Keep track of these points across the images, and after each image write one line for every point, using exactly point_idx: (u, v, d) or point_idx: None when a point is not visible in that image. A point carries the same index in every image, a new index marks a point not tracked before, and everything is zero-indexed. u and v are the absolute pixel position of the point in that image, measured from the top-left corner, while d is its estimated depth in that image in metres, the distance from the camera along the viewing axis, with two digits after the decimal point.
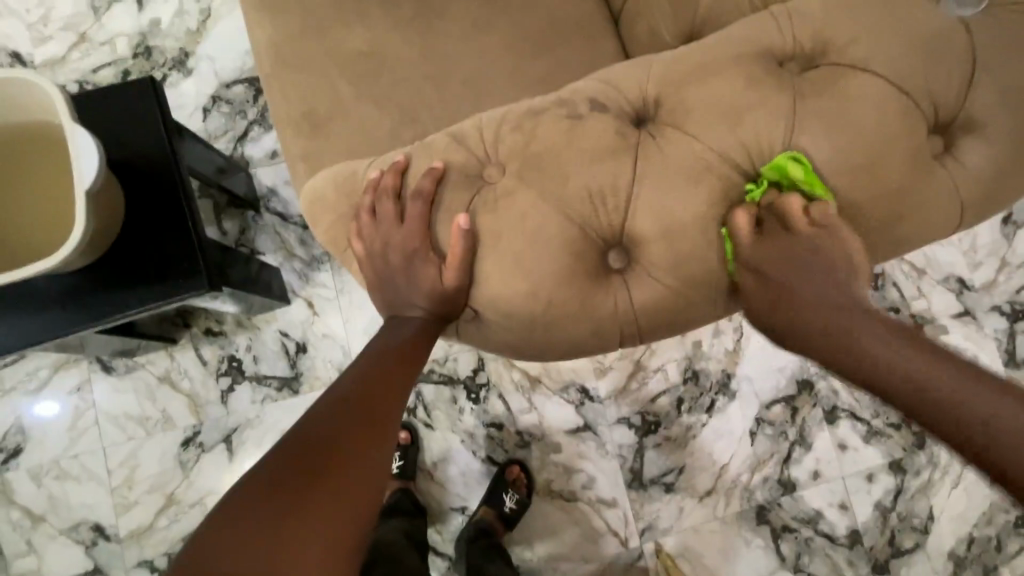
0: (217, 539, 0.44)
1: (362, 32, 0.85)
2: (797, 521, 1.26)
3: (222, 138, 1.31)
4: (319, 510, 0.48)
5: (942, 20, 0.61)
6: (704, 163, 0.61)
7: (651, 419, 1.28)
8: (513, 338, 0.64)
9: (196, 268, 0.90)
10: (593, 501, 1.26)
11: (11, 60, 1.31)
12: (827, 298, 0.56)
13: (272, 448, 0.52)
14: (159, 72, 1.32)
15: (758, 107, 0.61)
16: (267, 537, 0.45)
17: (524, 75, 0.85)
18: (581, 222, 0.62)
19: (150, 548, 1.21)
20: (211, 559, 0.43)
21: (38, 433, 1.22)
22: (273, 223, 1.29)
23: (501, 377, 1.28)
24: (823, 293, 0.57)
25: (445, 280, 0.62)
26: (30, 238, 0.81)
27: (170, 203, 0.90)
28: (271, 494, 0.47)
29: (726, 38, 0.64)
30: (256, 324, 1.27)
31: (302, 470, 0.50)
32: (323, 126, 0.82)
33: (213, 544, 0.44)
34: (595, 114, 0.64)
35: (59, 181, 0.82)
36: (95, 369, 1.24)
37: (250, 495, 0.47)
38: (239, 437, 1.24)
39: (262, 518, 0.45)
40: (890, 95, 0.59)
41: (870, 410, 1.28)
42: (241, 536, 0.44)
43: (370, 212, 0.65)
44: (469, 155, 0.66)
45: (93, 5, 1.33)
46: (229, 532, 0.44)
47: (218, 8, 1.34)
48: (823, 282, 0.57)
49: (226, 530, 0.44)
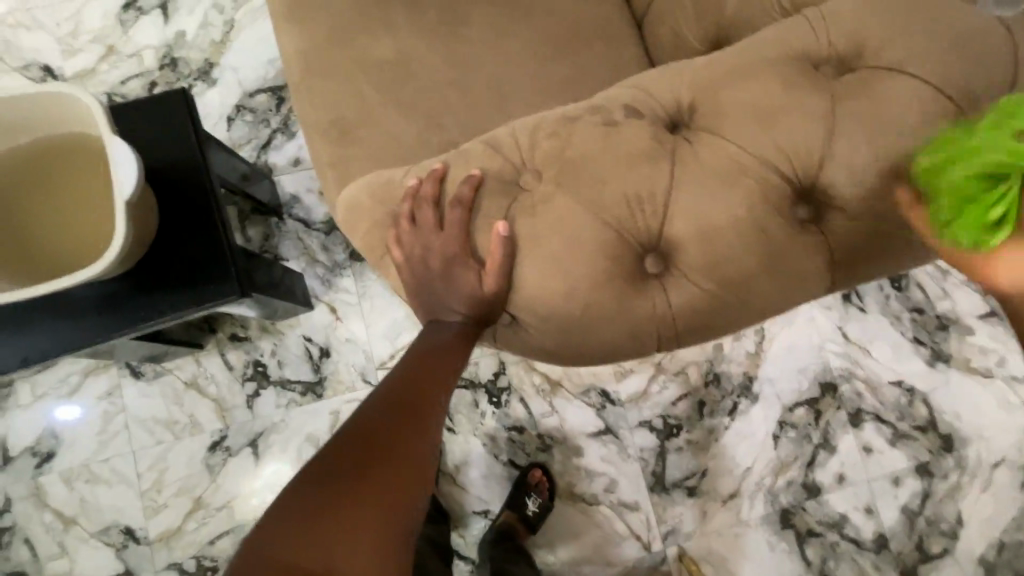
0: (276, 528, 0.46)
1: (390, 42, 0.86)
2: (822, 526, 1.25)
3: (247, 147, 1.33)
4: (370, 503, 0.49)
5: (979, 21, 0.61)
6: (741, 166, 0.61)
7: (673, 422, 1.28)
8: (549, 342, 0.65)
9: (228, 274, 0.91)
10: (615, 505, 1.26)
11: (43, 73, 1.34)
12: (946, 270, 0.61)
13: (324, 442, 0.54)
14: (185, 83, 1.35)
15: (793, 110, 0.61)
16: (322, 527, 0.46)
17: (550, 81, 0.86)
18: (617, 227, 0.62)
19: (178, 550, 1.22)
20: (269, 552, 0.45)
21: (71, 438, 1.25)
22: (297, 230, 1.31)
23: (523, 380, 1.28)
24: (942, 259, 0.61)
25: (483, 285, 0.63)
26: (70, 247, 0.83)
27: (202, 211, 0.92)
28: (324, 484, 0.49)
29: (759, 43, 0.65)
30: (281, 329, 1.29)
31: (352, 463, 0.51)
32: (353, 134, 0.84)
33: (272, 533, 0.46)
34: (629, 119, 0.64)
35: (98, 191, 0.84)
36: (125, 375, 1.26)
37: (305, 486, 0.49)
38: (264, 441, 1.26)
39: (317, 508, 0.47)
40: (929, 95, 0.59)
41: (895, 412, 1.26)
42: (298, 526, 0.46)
43: (407, 219, 0.66)
44: (504, 161, 0.66)
45: (121, 19, 1.36)
46: (286, 521, 0.47)
47: (242, 19, 1.37)
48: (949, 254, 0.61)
49: (284, 519, 0.47)
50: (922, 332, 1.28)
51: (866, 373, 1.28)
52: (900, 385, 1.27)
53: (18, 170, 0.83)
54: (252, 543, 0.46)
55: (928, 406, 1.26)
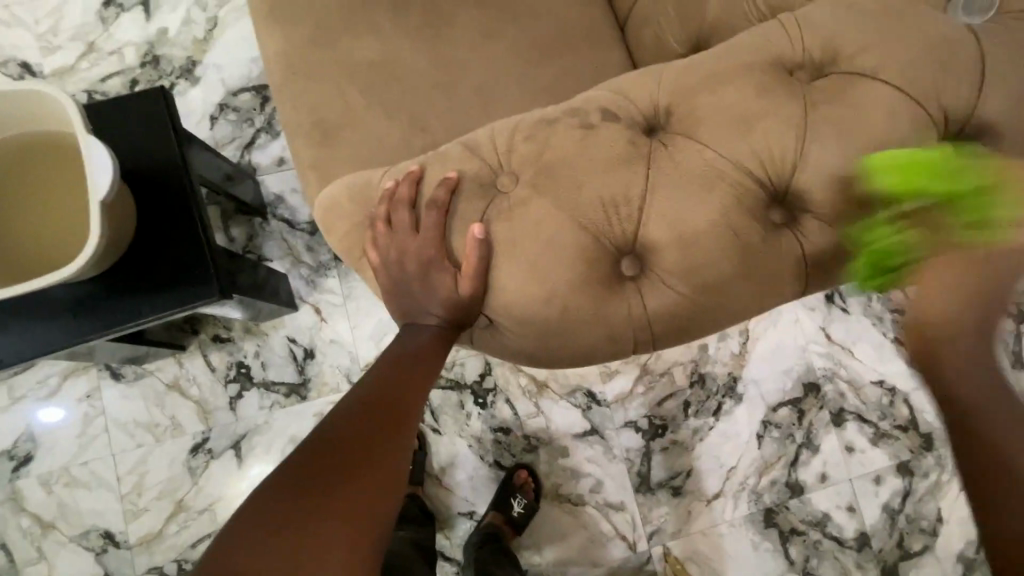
0: (244, 534, 0.46)
1: (371, 43, 0.86)
2: (805, 524, 1.26)
3: (230, 146, 1.32)
4: (343, 506, 0.49)
5: (951, 28, 0.62)
6: (717, 170, 0.61)
7: (658, 422, 1.28)
8: (527, 345, 0.65)
9: (207, 276, 0.90)
10: (601, 505, 1.26)
11: (21, 70, 1.32)
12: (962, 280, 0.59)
13: (299, 445, 0.54)
14: (167, 81, 1.33)
15: (769, 114, 0.61)
16: (293, 533, 0.46)
17: (532, 83, 0.86)
18: (594, 230, 0.62)
19: (159, 554, 1.21)
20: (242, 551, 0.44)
21: (49, 441, 1.23)
22: (280, 230, 1.30)
23: (508, 381, 1.28)
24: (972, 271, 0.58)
25: (460, 288, 0.63)
26: (44, 247, 0.81)
27: (181, 212, 0.91)
28: (297, 487, 0.49)
29: (736, 48, 0.65)
30: (265, 330, 1.28)
31: (326, 467, 0.51)
32: (334, 135, 0.83)
33: (240, 540, 0.45)
34: (607, 123, 0.65)
35: (74, 191, 0.82)
36: (105, 377, 1.25)
37: (277, 490, 0.49)
38: (248, 443, 1.24)
39: (289, 510, 0.47)
40: (900, 101, 0.60)
41: (876, 412, 1.28)
42: (267, 532, 0.46)
43: (385, 221, 0.66)
44: (482, 164, 0.66)
45: (102, 15, 1.34)
46: (256, 527, 0.46)
47: (225, 17, 1.35)
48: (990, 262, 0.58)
49: (254, 523, 0.46)
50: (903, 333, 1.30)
51: (848, 373, 1.29)
52: (881, 385, 1.28)
53: None
54: (219, 550, 0.45)
55: (908, 405, 1.28)
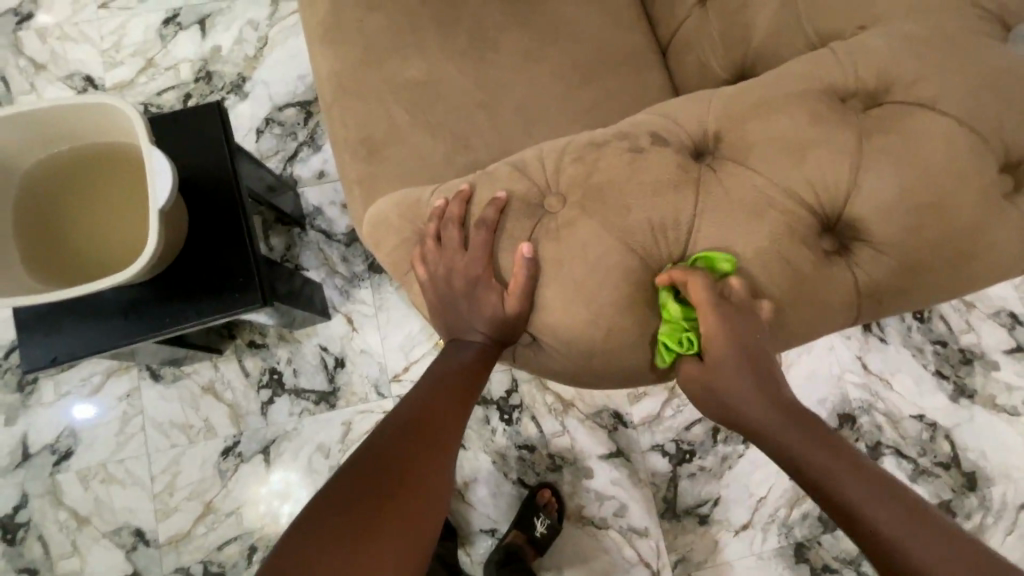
0: (287, 561, 0.46)
1: (419, 63, 0.88)
2: (837, 561, 1.21)
3: (274, 158, 1.37)
4: (389, 525, 0.50)
5: (1007, 62, 0.61)
6: (766, 198, 0.62)
7: (685, 447, 1.26)
8: (569, 364, 0.66)
9: (252, 284, 0.93)
10: (624, 530, 1.23)
11: (85, 83, 1.39)
12: (769, 405, 0.58)
13: (346, 462, 0.55)
14: (218, 95, 1.39)
15: (821, 143, 0.61)
16: (342, 554, 0.47)
17: (575, 105, 0.87)
18: (640, 252, 0.63)
19: (186, 555, 1.23)
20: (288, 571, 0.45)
21: (87, 437, 1.27)
22: (318, 241, 1.33)
23: (535, 398, 1.28)
24: (763, 400, 0.58)
25: (506, 305, 0.64)
26: (103, 252, 0.85)
27: (231, 221, 0.95)
28: (345, 507, 0.50)
29: (785, 76, 0.66)
30: (298, 337, 1.31)
31: (373, 486, 0.52)
32: (380, 152, 0.85)
33: (285, 563, 0.46)
34: (656, 147, 0.65)
35: (135, 203, 0.87)
36: (144, 377, 1.29)
37: (325, 509, 0.50)
38: (276, 449, 1.27)
39: (335, 530, 0.48)
40: (960, 131, 0.59)
41: (916, 446, 1.23)
42: (314, 556, 0.46)
43: (434, 238, 0.68)
44: (532, 184, 0.67)
45: (161, 33, 1.42)
46: (297, 555, 0.46)
47: (275, 36, 1.42)
48: (763, 385, 0.59)
49: (303, 539, 0.47)
50: (945, 365, 1.26)
51: (887, 407, 1.25)
52: (922, 419, 1.24)
53: (61, 174, 0.87)
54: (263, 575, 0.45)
55: (950, 441, 1.22)
